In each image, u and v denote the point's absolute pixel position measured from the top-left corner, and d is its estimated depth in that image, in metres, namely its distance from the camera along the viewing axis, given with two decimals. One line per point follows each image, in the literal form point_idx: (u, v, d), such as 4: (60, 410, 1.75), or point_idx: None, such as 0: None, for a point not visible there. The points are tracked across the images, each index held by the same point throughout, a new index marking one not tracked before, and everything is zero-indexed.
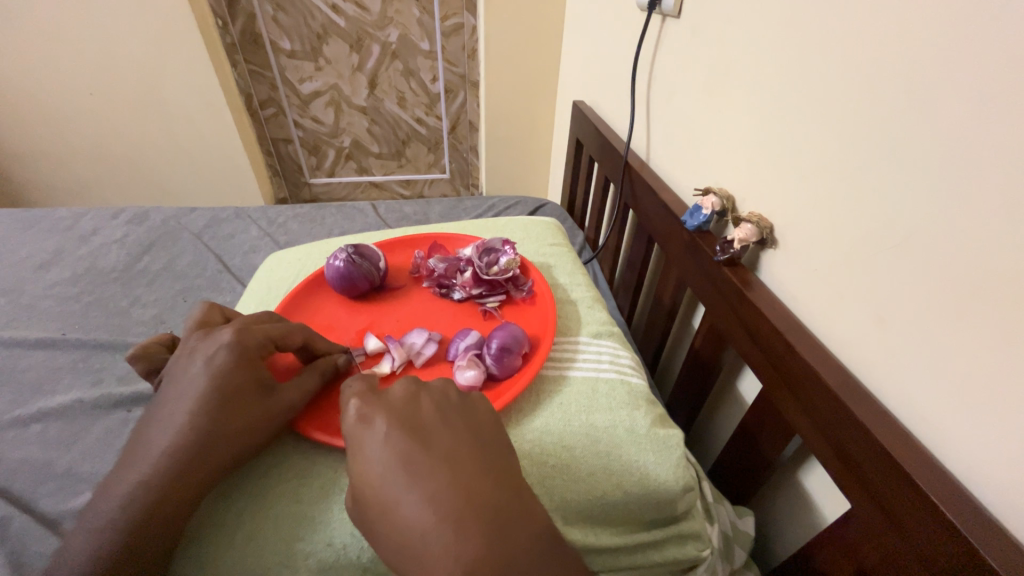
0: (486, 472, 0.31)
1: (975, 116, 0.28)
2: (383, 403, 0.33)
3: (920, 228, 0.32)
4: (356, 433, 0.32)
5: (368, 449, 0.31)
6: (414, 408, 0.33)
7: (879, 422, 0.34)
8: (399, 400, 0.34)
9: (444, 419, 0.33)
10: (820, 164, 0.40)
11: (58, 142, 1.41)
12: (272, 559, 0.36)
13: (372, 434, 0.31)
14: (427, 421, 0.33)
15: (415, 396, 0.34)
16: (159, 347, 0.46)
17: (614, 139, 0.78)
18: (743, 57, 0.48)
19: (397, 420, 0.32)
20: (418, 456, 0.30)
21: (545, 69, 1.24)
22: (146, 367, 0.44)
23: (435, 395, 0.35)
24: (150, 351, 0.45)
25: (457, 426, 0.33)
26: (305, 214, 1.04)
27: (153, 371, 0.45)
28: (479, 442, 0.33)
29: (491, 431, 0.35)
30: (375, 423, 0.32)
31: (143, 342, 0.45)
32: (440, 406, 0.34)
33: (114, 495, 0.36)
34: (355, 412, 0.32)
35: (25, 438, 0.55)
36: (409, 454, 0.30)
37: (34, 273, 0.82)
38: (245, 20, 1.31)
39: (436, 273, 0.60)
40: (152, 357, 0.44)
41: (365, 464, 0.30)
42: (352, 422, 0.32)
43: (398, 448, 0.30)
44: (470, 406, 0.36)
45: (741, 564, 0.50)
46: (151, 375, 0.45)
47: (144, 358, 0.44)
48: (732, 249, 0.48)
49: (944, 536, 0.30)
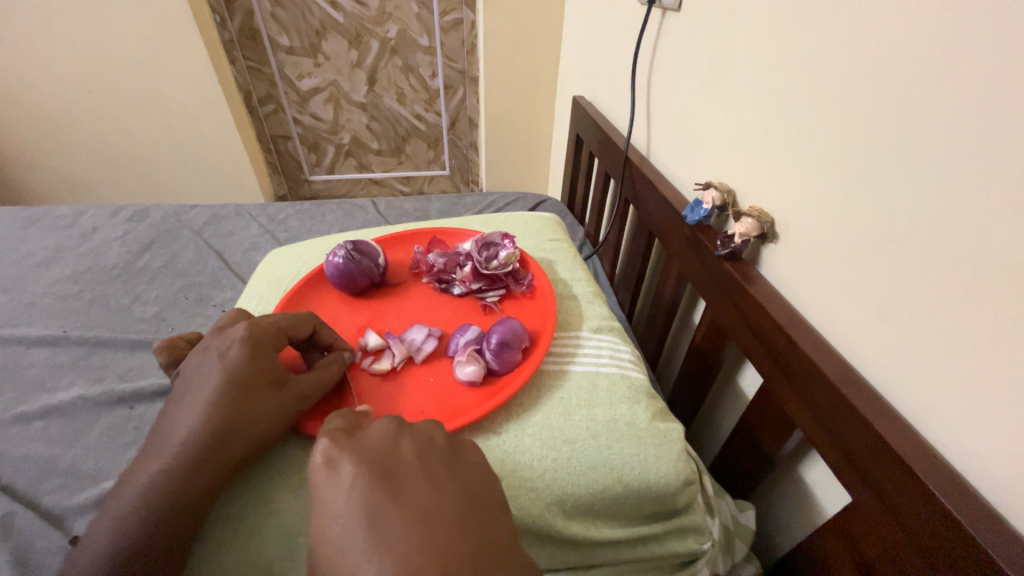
0: (465, 535, 0.28)
1: (976, 108, 0.28)
2: (357, 447, 0.32)
3: (922, 222, 0.32)
4: (323, 479, 0.31)
5: (332, 498, 0.29)
6: (390, 454, 0.32)
7: (878, 413, 0.35)
8: (374, 442, 0.32)
9: (422, 468, 0.32)
10: (821, 157, 0.40)
11: (56, 139, 1.40)
12: (276, 552, 0.36)
13: (337, 482, 0.30)
14: (403, 471, 0.31)
15: (395, 438, 0.33)
16: (182, 341, 0.46)
17: (614, 134, 0.78)
18: (742, 50, 0.48)
19: (367, 468, 0.30)
20: (384, 510, 0.28)
21: (545, 64, 1.24)
22: (168, 360, 0.44)
23: (418, 439, 0.34)
24: (174, 344, 0.45)
25: (437, 477, 0.31)
26: (306, 211, 1.04)
27: (174, 365, 0.45)
28: (461, 496, 0.31)
29: (479, 487, 0.32)
30: (342, 470, 0.31)
31: (170, 336, 0.46)
32: (421, 452, 0.33)
33: (132, 488, 0.37)
34: (324, 454, 0.32)
35: (28, 435, 0.56)
36: (374, 508, 0.28)
37: (34, 271, 0.82)
38: (243, 16, 1.30)
39: (436, 268, 0.60)
40: (175, 349, 0.45)
41: (328, 520, 0.29)
42: (318, 468, 0.31)
43: (364, 500, 0.29)
44: (457, 453, 0.34)
45: (742, 558, 0.50)
46: (170, 371, 0.45)
47: (170, 351, 0.44)
48: (733, 244, 0.49)
49: (949, 532, 0.29)
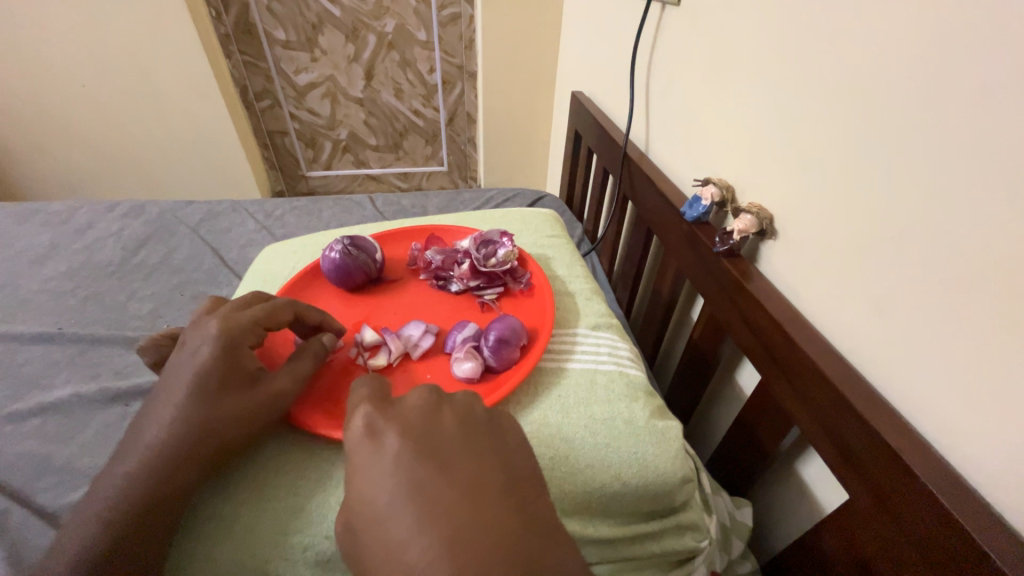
0: (511, 511, 0.28)
1: (976, 104, 0.28)
2: (399, 418, 0.32)
3: (923, 219, 0.32)
4: (364, 447, 0.30)
5: (373, 467, 0.29)
6: (433, 424, 0.32)
7: (877, 412, 0.34)
8: (414, 413, 0.32)
9: (465, 439, 0.31)
10: (821, 153, 0.39)
11: (50, 134, 1.39)
12: (271, 550, 0.37)
13: (381, 449, 0.30)
14: (447, 441, 0.31)
15: (435, 410, 0.33)
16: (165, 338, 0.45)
17: (612, 130, 0.78)
18: (742, 46, 0.48)
19: (412, 437, 0.30)
20: (430, 482, 0.28)
21: (544, 59, 1.23)
22: (155, 359, 0.44)
23: (459, 412, 0.33)
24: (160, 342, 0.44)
25: (481, 449, 0.31)
26: (303, 207, 1.03)
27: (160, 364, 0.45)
28: (505, 471, 0.30)
29: (519, 462, 0.32)
30: (385, 439, 0.30)
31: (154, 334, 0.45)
32: (462, 424, 0.32)
33: (107, 489, 0.37)
34: (366, 423, 0.31)
35: (22, 433, 0.55)
36: (419, 480, 0.28)
37: (29, 268, 0.82)
38: (239, 10, 1.29)
39: (433, 265, 0.60)
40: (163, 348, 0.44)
41: (369, 487, 0.28)
42: (358, 437, 0.31)
43: (408, 470, 0.28)
44: (497, 427, 0.33)
45: (739, 555, 0.50)
46: (156, 369, 0.45)
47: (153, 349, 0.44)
48: (732, 240, 0.48)
49: (947, 531, 0.29)
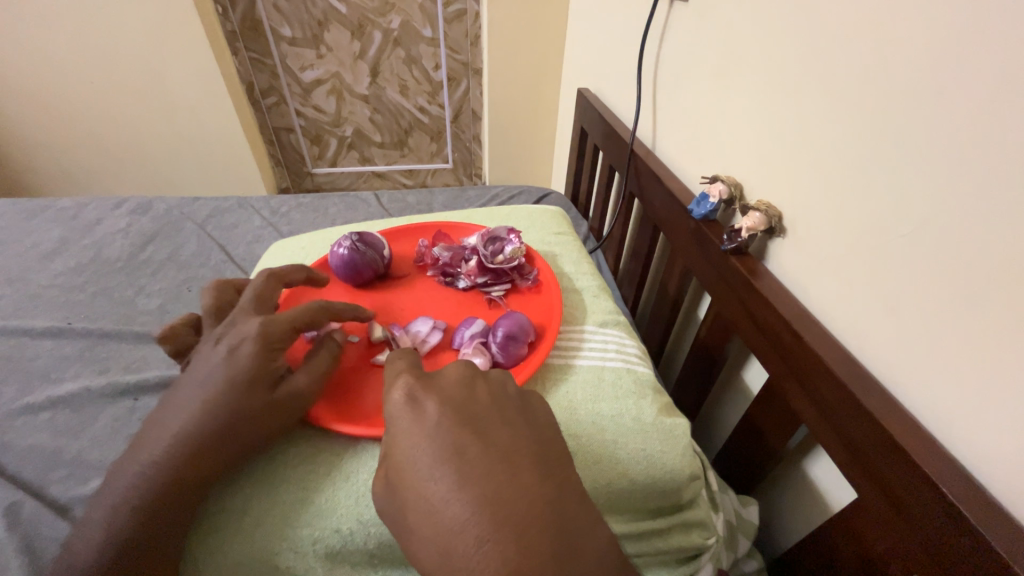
0: (545, 476, 0.28)
1: (992, 98, 0.27)
2: (436, 388, 0.31)
3: (935, 214, 0.31)
4: (403, 415, 0.30)
5: (413, 434, 0.29)
6: (469, 396, 0.31)
7: (887, 410, 0.34)
8: (451, 385, 0.32)
9: (501, 412, 0.31)
10: (830, 150, 0.39)
11: (58, 130, 1.40)
12: (281, 544, 0.37)
13: (420, 417, 0.30)
14: (483, 413, 0.31)
15: (471, 382, 0.33)
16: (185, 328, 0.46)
17: (619, 127, 0.77)
18: (751, 41, 0.47)
19: (452, 409, 0.30)
20: (469, 450, 0.28)
21: (549, 55, 1.22)
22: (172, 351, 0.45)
23: (493, 385, 0.33)
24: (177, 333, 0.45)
25: (516, 423, 0.31)
26: (309, 204, 1.04)
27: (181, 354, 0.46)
28: (538, 442, 0.30)
29: (551, 434, 0.32)
30: (424, 407, 0.30)
31: (169, 324, 0.45)
32: (496, 397, 0.32)
33: (126, 476, 0.37)
34: (405, 391, 0.31)
35: (34, 425, 0.56)
36: (460, 446, 0.28)
37: (39, 263, 0.82)
38: (245, 6, 1.29)
39: (441, 261, 0.60)
40: (177, 340, 0.45)
41: (410, 453, 0.29)
42: (397, 404, 0.31)
43: (449, 438, 0.28)
44: (528, 404, 0.33)
45: (744, 553, 0.51)
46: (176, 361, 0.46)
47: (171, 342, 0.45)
48: (740, 238, 0.48)
49: (957, 531, 0.29)
